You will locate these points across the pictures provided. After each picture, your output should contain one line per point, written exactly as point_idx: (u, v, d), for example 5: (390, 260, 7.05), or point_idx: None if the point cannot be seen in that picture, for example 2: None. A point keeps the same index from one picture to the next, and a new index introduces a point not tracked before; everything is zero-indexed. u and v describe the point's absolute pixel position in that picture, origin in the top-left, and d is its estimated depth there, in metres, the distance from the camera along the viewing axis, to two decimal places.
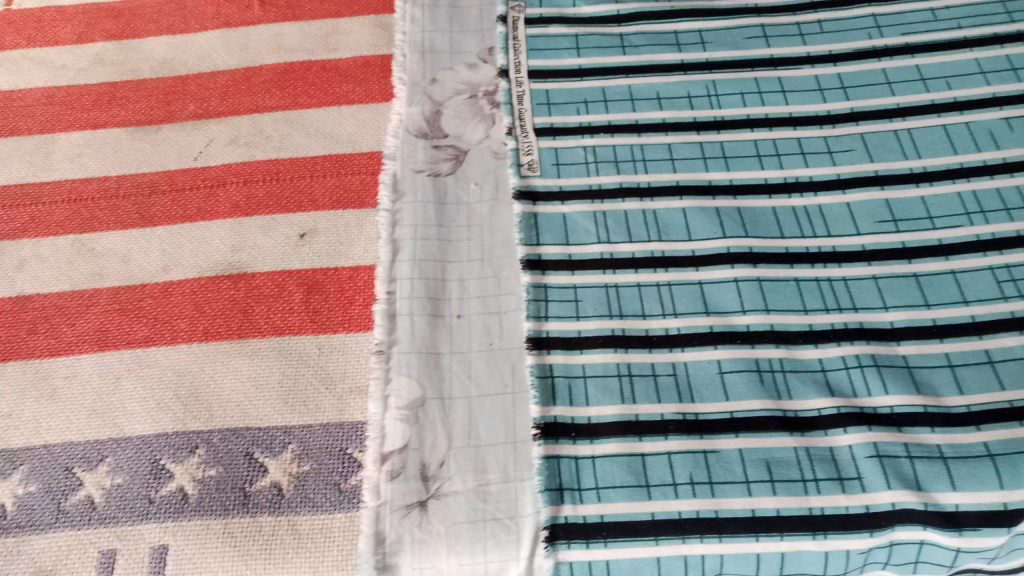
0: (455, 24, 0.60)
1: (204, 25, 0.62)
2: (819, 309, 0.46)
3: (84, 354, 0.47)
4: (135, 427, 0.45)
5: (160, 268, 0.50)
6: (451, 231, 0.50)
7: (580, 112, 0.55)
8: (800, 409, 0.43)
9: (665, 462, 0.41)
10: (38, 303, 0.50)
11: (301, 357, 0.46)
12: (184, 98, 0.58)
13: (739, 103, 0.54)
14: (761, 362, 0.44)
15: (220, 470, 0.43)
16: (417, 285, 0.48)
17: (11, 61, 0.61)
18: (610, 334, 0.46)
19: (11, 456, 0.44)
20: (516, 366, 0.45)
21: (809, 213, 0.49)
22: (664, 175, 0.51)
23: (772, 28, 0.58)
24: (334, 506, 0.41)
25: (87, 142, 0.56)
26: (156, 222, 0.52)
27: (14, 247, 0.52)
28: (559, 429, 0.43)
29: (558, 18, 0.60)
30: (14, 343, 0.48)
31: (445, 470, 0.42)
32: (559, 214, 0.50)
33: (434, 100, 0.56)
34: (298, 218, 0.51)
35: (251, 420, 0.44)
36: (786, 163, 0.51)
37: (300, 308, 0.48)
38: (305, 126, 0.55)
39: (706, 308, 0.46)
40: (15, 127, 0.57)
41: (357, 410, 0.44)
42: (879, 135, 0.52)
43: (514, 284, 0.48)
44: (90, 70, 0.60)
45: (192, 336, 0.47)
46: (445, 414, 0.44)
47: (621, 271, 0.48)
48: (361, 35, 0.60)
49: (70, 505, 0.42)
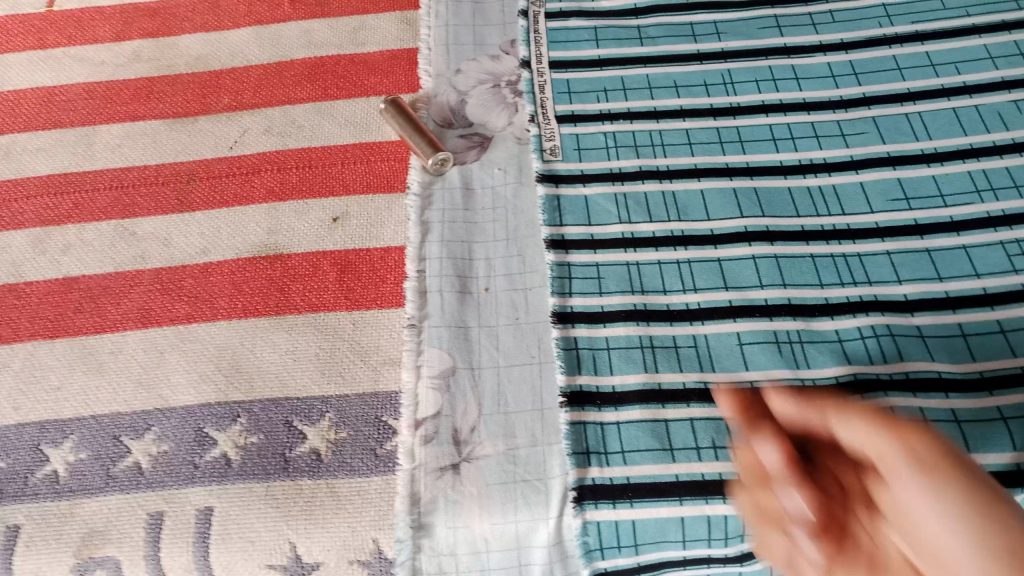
0: (478, 18, 0.62)
1: (237, 23, 0.64)
2: (835, 283, 0.48)
3: (128, 331, 0.50)
4: (180, 398, 0.47)
5: (199, 250, 0.53)
6: (477, 214, 0.53)
7: (600, 100, 0.57)
8: (817, 377, 0.44)
9: (687, 427, 0.43)
10: (83, 284, 0.52)
11: (336, 331, 0.48)
12: (219, 91, 0.60)
13: (754, 91, 0.56)
14: (780, 333, 0.46)
15: (261, 437, 0.45)
16: (446, 264, 0.50)
17: (54, 59, 0.64)
18: (633, 309, 0.47)
19: (63, 426, 0.47)
20: (542, 337, 0.47)
21: (824, 193, 0.51)
22: (683, 158, 0.53)
23: (785, 19, 0.60)
24: (370, 470, 0.44)
25: (127, 133, 0.59)
26: (195, 207, 0.54)
27: (60, 232, 0.55)
28: (585, 397, 0.44)
29: (578, 11, 0.62)
30: (62, 322, 0.51)
31: (476, 436, 0.44)
32: (581, 196, 0.52)
33: (459, 90, 0.58)
34: (331, 203, 0.53)
35: (290, 391, 0.46)
36: (801, 146, 0.53)
37: (334, 286, 0.50)
38: (336, 116, 0.58)
39: (726, 283, 0.48)
40: (58, 120, 0.60)
41: (391, 380, 0.46)
42: (891, 118, 0.54)
43: (538, 263, 0.50)
44: (128, 65, 0.63)
45: (232, 313, 0.50)
46: (475, 384, 0.46)
47: (642, 249, 0.49)
48: (388, 30, 0.62)
49: (119, 471, 0.45)
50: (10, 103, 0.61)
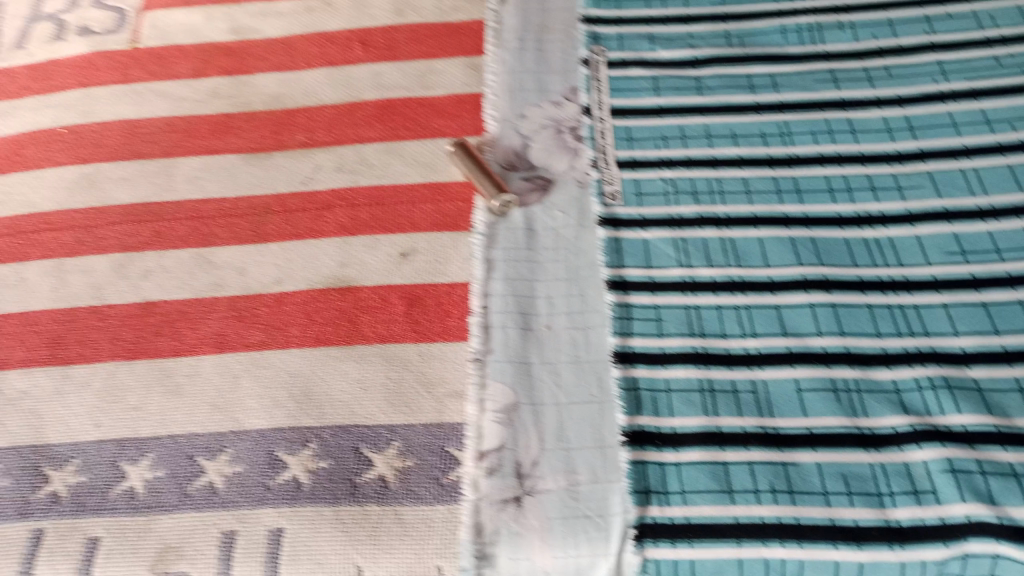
0: (542, 65, 0.65)
1: (311, 64, 0.67)
2: (892, 333, 0.48)
3: (205, 355, 0.52)
4: (253, 421, 0.49)
5: (273, 280, 0.55)
6: (539, 254, 0.54)
7: (660, 147, 0.59)
8: (875, 426, 0.45)
9: (747, 470, 0.44)
10: (162, 308, 0.55)
11: (404, 362, 0.50)
12: (293, 128, 0.63)
13: (811, 142, 0.58)
14: (837, 381, 0.47)
15: (331, 462, 0.47)
16: (509, 301, 0.52)
17: (137, 92, 0.67)
18: (692, 351, 0.49)
19: (140, 444, 0.49)
20: (602, 376, 0.48)
21: (881, 245, 0.52)
22: (742, 207, 0.55)
23: (842, 73, 0.61)
24: (435, 499, 0.45)
25: (206, 166, 0.62)
26: (270, 239, 0.57)
27: (141, 258, 0.57)
28: (646, 437, 0.46)
29: (638, 61, 0.64)
30: (141, 344, 0.53)
31: (538, 469, 0.45)
32: (641, 240, 0.54)
33: (523, 134, 0.61)
34: (400, 239, 0.56)
35: (359, 419, 0.48)
36: (857, 199, 0.55)
37: (402, 319, 0.52)
38: (405, 156, 0.60)
39: (783, 330, 0.49)
40: (140, 151, 0.63)
41: (455, 412, 0.48)
42: (947, 173, 0.55)
43: (599, 303, 0.51)
44: (207, 101, 0.66)
45: (304, 341, 0.52)
46: (537, 419, 0.47)
47: (701, 293, 0.51)
48: (455, 75, 0.65)
49: (194, 490, 0.47)
50: (96, 135, 0.65)
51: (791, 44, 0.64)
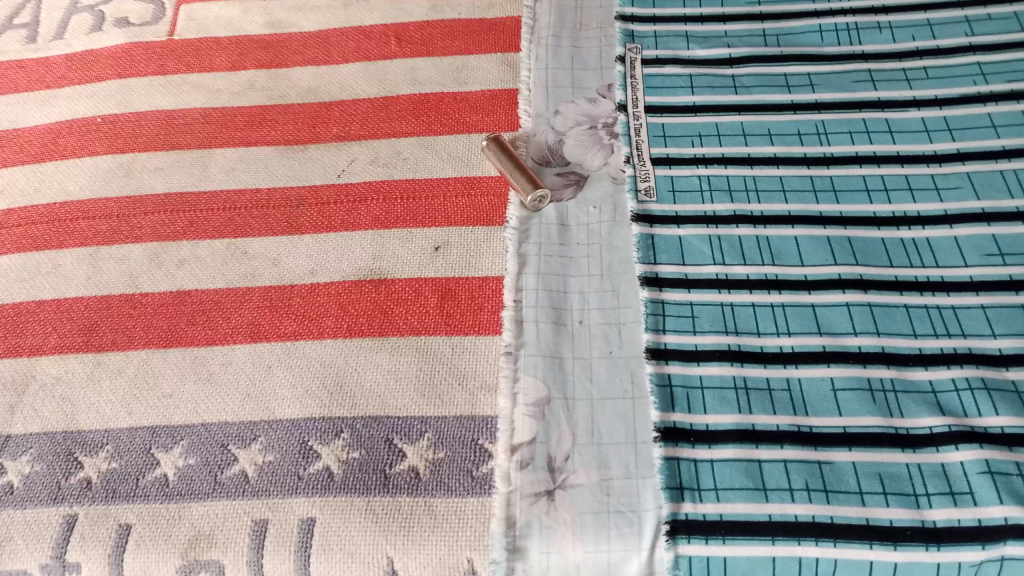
0: (576, 62, 0.65)
1: (346, 58, 0.68)
2: (929, 333, 0.48)
3: (238, 345, 0.52)
4: (285, 411, 0.49)
5: (307, 271, 0.55)
6: (572, 248, 0.54)
7: (695, 145, 0.58)
8: (911, 427, 0.45)
9: (781, 469, 0.44)
10: (196, 298, 0.55)
11: (436, 355, 0.50)
12: (328, 121, 0.64)
13: (848, 142, 0.57)
14: (873, 381, 0.46)
15: (363, 452, 0.47)
16: (542, 296, 0.52)
17: (173, 84, 0.68)
18: (726, 349, 0.48)
19: (173, 431, 0.49)
20: (635, 372, 0.48)
21: (918, 246, 0.52)
22: (777, 205, 0.54)
23: (880, 73, 0.61)
24: (466, 491, 0.45)
25: (240, 158, 0.62)
26: (303, 230, 0.57)
27: (176, 248, 0.58)
28: (679, 434, 0.45)
29: (673, 59, 0.64)
30: (175, 332, 0.54)
31: (570, 464, 0.45)
32: (675, 236, 0.54)
33: (557, 130, 0.61)
34: (433, 233, 0.56)
35: (390, 409, 0.48)
36: (895, 199, 0.54)
37: (434, 311, 0.52)
38: (439, 151, 0.61)
39: (819, 329, 0.49)
40: (176, 142, 0.64)
41: (487, 406, 0.48)
42: (986, 175, 0.54)
43: (632, 298, 0.51)
44: (242, 94, 0.66)
45: (338, 332, 0.52)
46: (569, 414, 0.47)
47: (735, 291, 0.51)
48: (489, 71, 0.65)
49: (226, 478, 0.47)
50: (132, 125, 0.65)
51: (828, 44, 0.63)
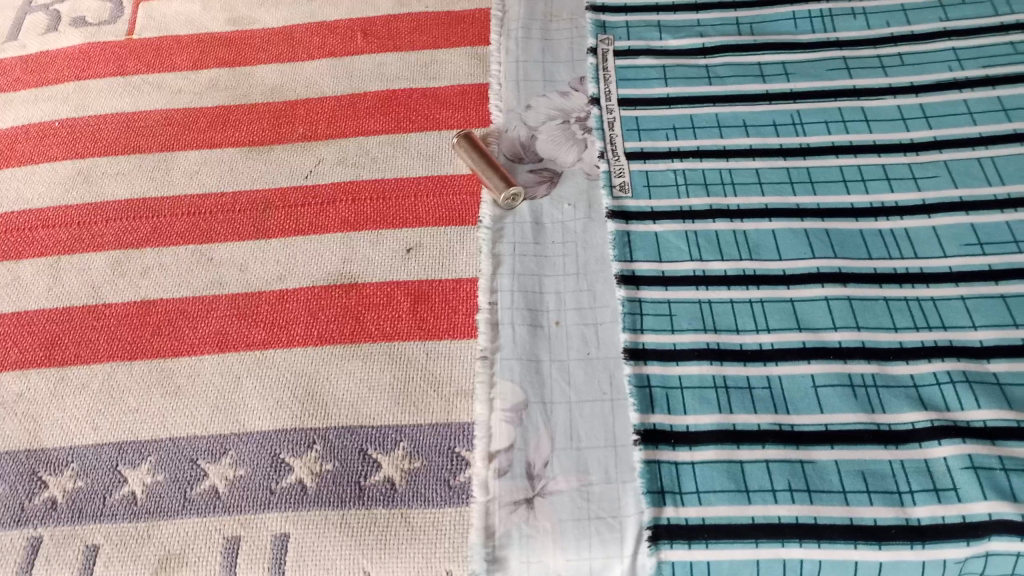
0: (547, 54, 0.63)
1: (311, 55, 0.66)
2: (909, 326, 0.47)
3: (206, 355, 0.51)
4: (255, 423, 0.48)
5: (275, 277, 0.54)
6: (547, 247, 0.53)
7: (669, 138, 0.57)
8: (894, 422, 0.44)
9: (763, 469, 0.43)
10: (161, 307, 0.53)
11: (410, 361, 0.49)
12: (294, 120, 0.62)
13: (824, 132, 0.56)
14: (854, 376, 0.46)
15: (336, 464, 0.46)
16: (517, 297, 0.51)
17: (133, 85, 0.66)
18: (705, 347, 0.47)
19: (140, 447, 0.48)
20: (614, 373, 0.47)
21: (896, 236, 0.51)
22: (754, 198, 0.53)
23: (855, 61, 0.60)
24: (444, 501, 0.44)
25: (204, 160, 0.60)
26: (271, 234, 0.56)
27: (139, 256, 0.56)
28: (659, 436, 0.44)
29: (646, 50, 0.63)
30: (140, 344, 0.52)
31: (550, 470, 0.44)
32: (651, 233, 0.53)
33: (529, 125, 0.59)
34: (405, 234, 0.55)
35: (364, 419, 0.47)
36: (872, 189, 0.53)
37: (407, 316, 0.51)
38: (409, 149, 0.59)
39: (798, 324, 0.48)
40: (137, 146, 0.62)
41: (463, 412, 0.47)
42: (963, 162, 0.54)
43: (609, 297, 0.50)
44: (205, 94, 0.64)
45: (308, 340, 0.51)
46: (547, 418, 0.46)
47: (713, 287, 0.50)
48: (459, 66, 0.64)
49: (196, 494, 0.46)
50: (91, 128, 0.63)
51: (802, 32, 0.62)
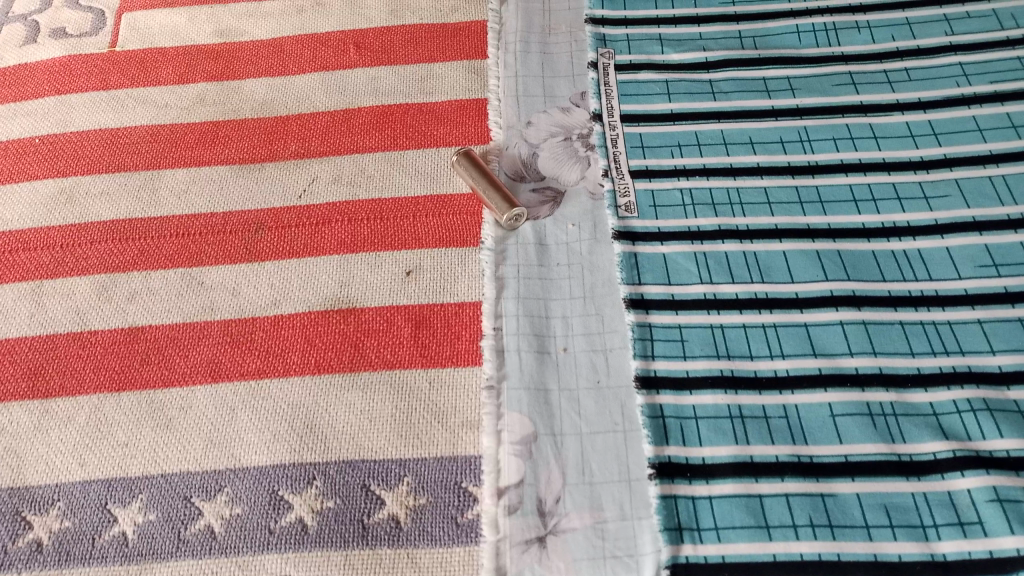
0: (546, 68, 0.62)
1: (302, 68, 0.64)
2: (926, 351, 0.46)
3: (198, 385, 0.49)
4: (252, 458, 0.46)
5: (270, 302, 0.52)
6: (552, 270, 0.51)
7: (675, 155, 0.56)
8: (915, 453, 0.43)
9: (783, 503, 0.42)
10: (150, 334, 0.51)
11: (412, 391, 0.47)
12: (286, 137, 0.60)
13: (832, 149, 0.55)
14: (873, 405, 0.44)
15: (338, 501, 0.44)
16: (523, 323, 0.49)
17: (116, 99, 0.63)
18: (719, 375, 0.46)
19: (130, 484, 0.46)
20: (625, 404, 0.45)
21: (909, 258, 0.50)
22: (763, 218, 0.52)
23: (861, 76, 0.59)
24: (452, 540, 0.42)
25: (193, 179, 0.58)
26: (264, 257, 0.54)
27: (125, 280, 0.54)
28: (674, 469, 0.43)
29: (648, 64, 0.61)
30: (129, 374, 0.50)
31: (562, 506, 0.42)
32: (659, 254, 0.51)
33: (530, 142, 0.58)
34: (404, 257, 0.53)
35: (366, 452, 0.45)
36: (883, 209, 0.52)
37: (409, 342, 0.49)
38: (406, 167, 0.57)
39: (814, 350, 0.46)
40: (122, 163, 0.59)
41: (469, 444, 0.45)
42: (974, 181, 0.53)
43: (618, 322, 0.48)
44: (192, 109, 0.62)
45: (305, 369, 0.49)
46: (558, 451, 0.44)
47: (725, 311, 0.48)
48: (456, 80, 0.62)
49: (190, 535, 0.44)
50: (73, 145, 0.61)
51: (806, 46, 0.61)
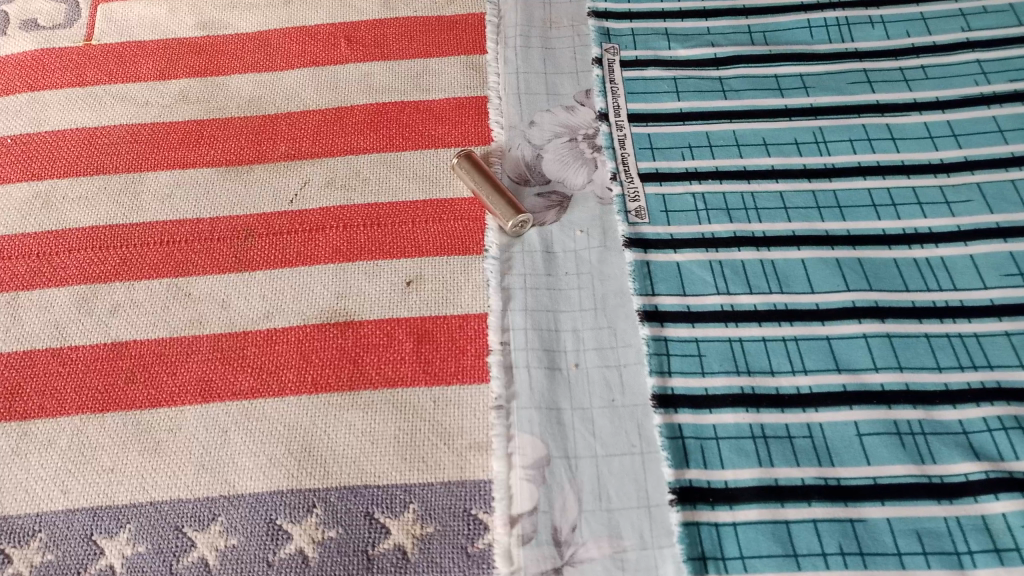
0: (549, 64, 0.59)
1: (291, 63, 0.61)
2: (953, 366, 0.44)
3: (187, 406, 0.46)
4: (247, 484, 0.43)
5: (262, 315, 0.49)
6: (560, 280, 0.49)
7: (686, 157, 0.53)
8: (945, 474, 0.41)
9: (811, 530, 0.40)
10: (135, 350, 0.48)
11: (416, 411, 0.45)
12: (275, 137, 0.57)
13: (849, 151, 0.53)
14: (900, 424, 0.43)
15: (340, 531, 0.41)
16: (531, 336, 0.46)
17: (93, 96, 0.60)
18: (740, 393, 0.44)
19: (117, 513, 0.43)
20: (642, 424, 0.43)
21: (932, 266, 0.48)
22: (780, 225, 0.50)
23: (876, 73, 0.57)
24: (462, 571, 0.40)
25: (177, 182, 0.55)
26: (254, 266, 0.51)
27: (107, 291, 0.50)
28: (696, 494, 0.41)
29: (655, 61, 0.58)
30: (112, 393, 0.47)
31: (578, 535, 0.40)
32: (673, 263, 0.49)
33: (534, 143, 0.55)
34: (404, 265, 0.50)
35: (368, 477, 0.43)
36: (904, 214, 0.50)
37: (411, 358, 0.47)
38: (404, 170, 0.54)
39: (837, 365, 0.44)
40: (101, 165, 0.56)
41: (478, 467, 0.43)
42: (996, 185, 0.51)
43: (631, 336, 0.46)
44: (175, 107, 0.59)
45: (302, 387, 0.46)
46: (572, 475, 0.42)
47: (744, 324, 0.46)
48: (454, 77, 0.59)
49: (183, 569, 0.41)
50: (48, 146, 0.57)
51: (818, 42, 0.59)
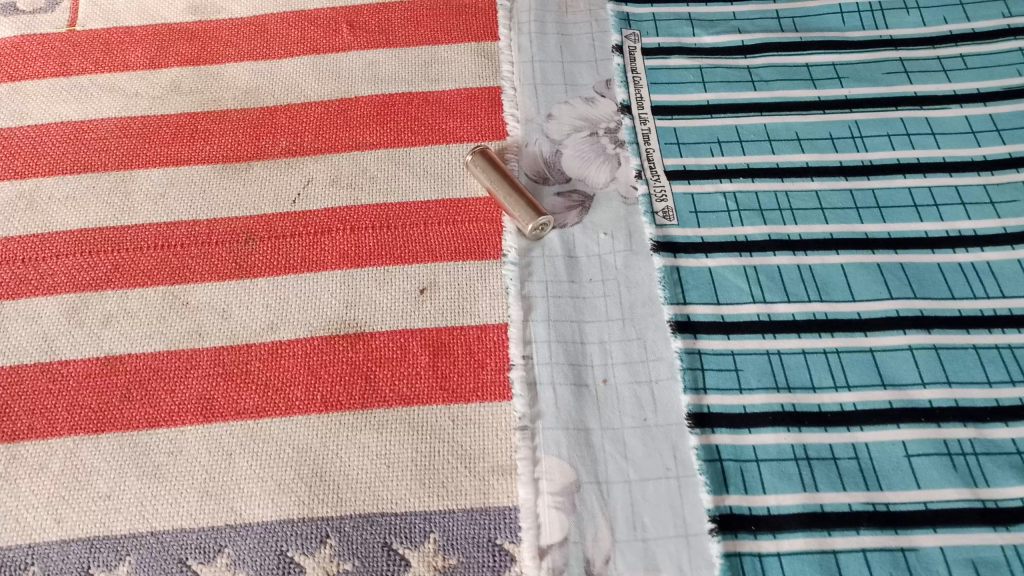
0: (566, 52, 0.55)
1: (290, 51, 0.57)
2: (1004, 380, 0.42)
3: (187, 426, 0.43)
4: (255, 512, 0.40)
5: (266, 326, 0.46)
6: (584, 287, 0.46)
7: (714, 153, 0.50)
8: (1000, 499, 0.39)
9: (860, 560, 0.37)
10: (130, 364, 0.45)
11: (434, 432, 0.42)
12: (275, 131, 0.53)
13: (887, 146, 0.50)
14: (951, 444, 0.40)
15: (356, 563, 0.39)
16: (556, 350, 0.44)
17: (79, 87, 0.56)
18: (780, 411, 0.41)
19: (116, 544, 0.40)
20: (677, 446, 0.40)
21: (979, 272, 0.45)
22: (817, 227, 0.47)
23: (914, 63, 0.53)
24: None
25: (171, 180, 0.51)
26: (257, 272, 0.47)
27: (98, 300, 0.47)
28: (736, 522, 0.38)
29: (678, 48, 0.55)
30: (107, 412, 0.44)
31: (612, 568, 0.38)
32: (704, 269, 0.46)
33: (552, 138, 0.52)
34: (417, 272, 0.47)
35: (384, 505, 0.40)
36: (947, 215, 0.47)
37: (427, 373, 0.44)
38: (413, 167, 0.51)
39: (882, 380, 0.42)
40: (89, 162, 0.52)
41: (503, 493, 0.40)
42: None
43: (662, 349, 0.43)
44: (167, 98, 0.55)
45: (311, 406, 0.43)
46: (604, 501, 0.39)
47: (782, 336, 0.43)
48: (465, 66, 0.55)
49: None
50: (31, 141, 0.53)
51: (851, 29, 0.55)
